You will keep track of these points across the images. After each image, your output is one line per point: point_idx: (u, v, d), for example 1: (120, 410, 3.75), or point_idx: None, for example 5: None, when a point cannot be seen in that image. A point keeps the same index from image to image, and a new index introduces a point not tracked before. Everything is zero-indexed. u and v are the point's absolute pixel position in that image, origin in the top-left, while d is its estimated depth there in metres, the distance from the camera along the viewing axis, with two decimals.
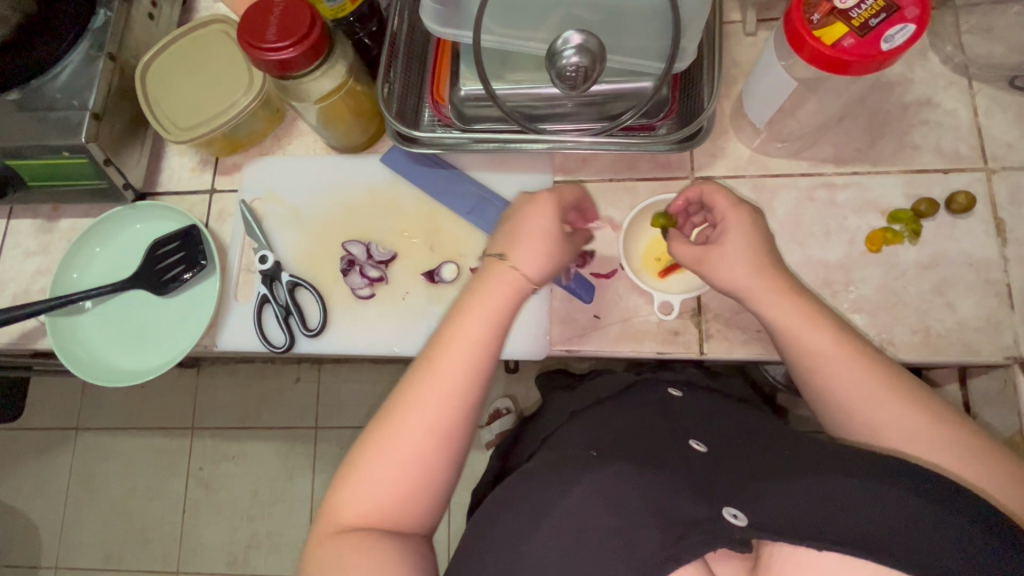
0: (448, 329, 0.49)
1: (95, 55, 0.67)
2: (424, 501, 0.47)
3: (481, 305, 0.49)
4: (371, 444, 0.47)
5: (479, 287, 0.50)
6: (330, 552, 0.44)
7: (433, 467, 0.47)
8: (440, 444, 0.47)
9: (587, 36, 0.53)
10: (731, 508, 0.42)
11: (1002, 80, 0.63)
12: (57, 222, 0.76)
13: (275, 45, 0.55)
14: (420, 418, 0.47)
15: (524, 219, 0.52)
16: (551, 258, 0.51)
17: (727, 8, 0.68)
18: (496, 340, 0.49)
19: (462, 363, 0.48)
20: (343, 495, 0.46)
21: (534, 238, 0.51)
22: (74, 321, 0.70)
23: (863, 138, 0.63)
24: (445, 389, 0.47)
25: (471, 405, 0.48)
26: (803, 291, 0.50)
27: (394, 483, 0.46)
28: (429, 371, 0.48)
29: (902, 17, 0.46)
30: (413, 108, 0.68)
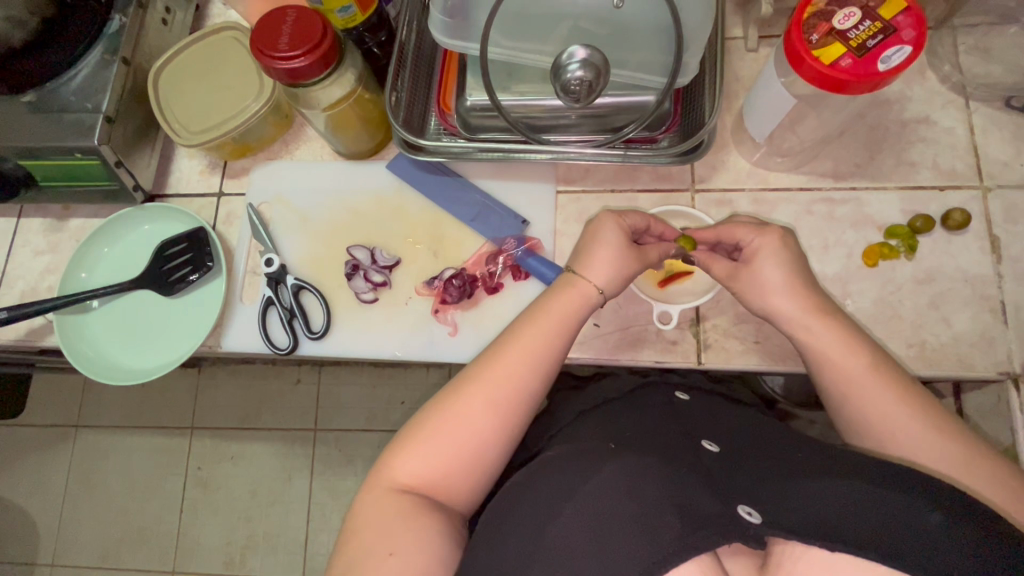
0: (525, 328, 0.53)
1: (110, 59, 0.69)
2: (473, 480, 0.50)
3: (552, 312, 0.53)
4: (438, 417, 0.50)
5: (561, 297, 0.54)
6: (378, 509, 0.48)
7: (479, 453, 0.50)
8: (490, 431, 0.50)
9: (592, 51, 0.54)
10: (745, 506, 0.43)
11: (999, 99, 0.64)
12: (67, 221, 0.77)
13: (287, 54, 0.56)
14: (486, 404, 0.50)
15: (600, 235, 0.55)
16: (622, 278, 0.55)
17: (729, 24, 0.69)
18: (558, 349, 0.53)
19: (530, 359, 0.52)
20: (401, 459, 0.50)
21: (610, 256, 0.54)
22: (81, 319, 0.71)
23: (862, 154, 0.64)
24: (513, 382, 0.51)
25: (524, 405, 0.51)
26: (820, 303, 0.52)
27: (451, 457, 0.50)
28: (483, 365, 0.52)
29: (899, 38, 0.47)
30: (419, 116, 0.69)
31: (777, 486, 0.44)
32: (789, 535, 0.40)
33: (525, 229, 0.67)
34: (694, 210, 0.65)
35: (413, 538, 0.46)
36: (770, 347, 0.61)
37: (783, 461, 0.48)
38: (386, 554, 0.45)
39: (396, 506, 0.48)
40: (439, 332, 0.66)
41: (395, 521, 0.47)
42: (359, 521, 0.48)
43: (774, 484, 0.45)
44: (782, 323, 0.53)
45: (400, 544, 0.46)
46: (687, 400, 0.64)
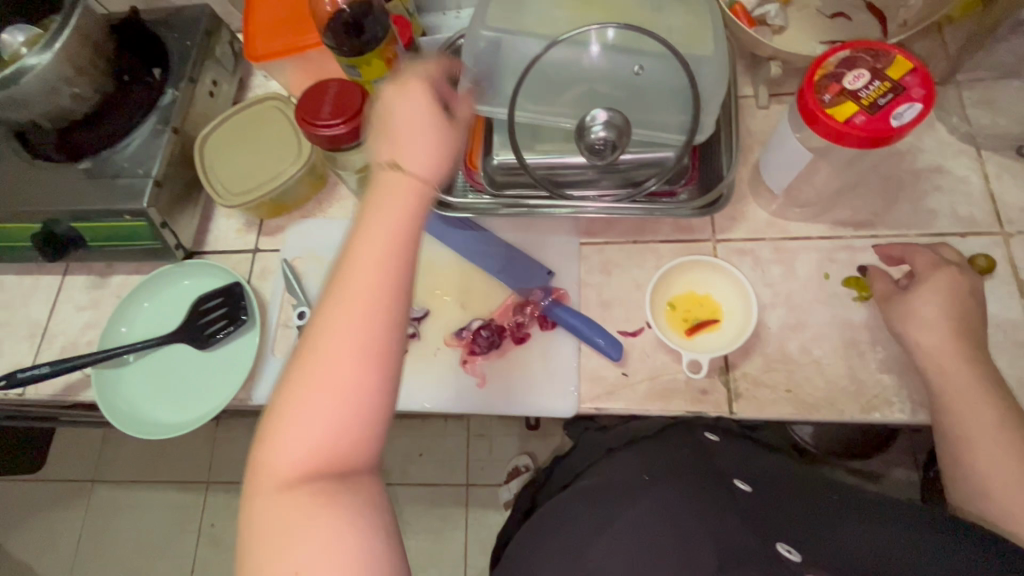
0: (360, 233, 0.43)
1: (162, 129, 0.74)
2: (364, 434, 0.40)
3: (387, 210, 0.44)
4: (298, 379, 0.40)
5: (387, 195, 0.45)
6: (271, 514, 0.38)
7: (359, 402, 0.40)
8: (363, 377, 0.40)
9: (613, 113, 0.58)
10: (785, 544, 0.45)
11: (1009, 149, 0.66)
12: (109, 278, 0.80)
13: (328, 122, 0.60)
14: (342, 345, 0.40)
15: (412, 127, 0.49)
16: (444, 155, 0.49)
17: (740, 83, 0.73)
18: (416, 213, 0.45)
19: (378, 281, 0.42)
20: (273, 442, 0.39)
21: (423, 135, 0.48)
22: (118, 373, 0.73)
23: (879, 202, 0.66)
24: (365, 306, 0.41)
25: (399, 274, 0.42)
26: (966, 331, 0.53)
27: (327, 417, 0.39)
28: (330, 298, 0.41)
29: (908, 96, 0.50)
30: (446, 174, 0.73)
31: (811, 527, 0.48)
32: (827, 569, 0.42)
33: (551, 280, 0.69)
34: (717, 258, 0.66)
35: (318, 537, 0.37)
36: (802, 395, 0.60)
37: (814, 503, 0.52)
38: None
39: (284, 506, 0.38)
40: (467, 384, 0.66)
41: (292, 522, 0.37)
42: (260, 531, 0.38)
43: (805, 522, 0.49)
44: (914, 351, 0.55)
45: (305, 551, 0.36)
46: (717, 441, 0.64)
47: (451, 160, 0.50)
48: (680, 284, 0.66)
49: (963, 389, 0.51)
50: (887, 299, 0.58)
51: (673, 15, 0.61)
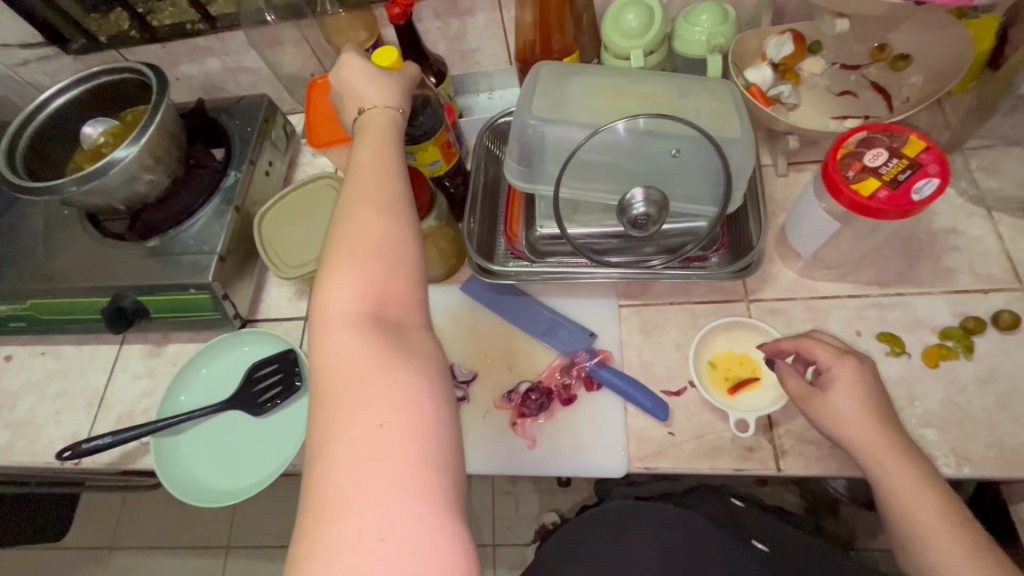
0: (366, 155, 0.51)
1: (225, 208, 0.80)
2: (406, 274, 0.47)
3: (379, 119, 0.55)
4: (335, 260, 0.46)
5: (387, 109, 0.55)
6: (345, 371, 0.42)
7: (393, 267, 0.46)
8: (391, 227, 0.47)
9: (651, 190, 0.63)
10: None
11: (1018, 210, 0.71)
12: (165, 347, 0.84)
13: None
14: (371, 214, 0.47)
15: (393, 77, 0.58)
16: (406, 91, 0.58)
17: (760, 153, 0.79)
18: (401, 155, 0.53)
19: (384, 160, 0.51)
20: (326, 312, 0.44)
21: (374, 76, 0.56)
22: (175, 441, 0.75)
23: (902, 262, 0.70)
24: (379, 175, 0.50)
25: (396, 138, 0.54)
26: (885, 424, 0.54)
27: (372, 265, 0.45)
28: (348, 202, 0.48)
29: (925, 172, 0.55)
30: (491, 243, 0.78)
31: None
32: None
33: (594, 341, 0.72)
34: (752, 319, 0.70)
35: (386, 389, 0.40)
36: (847, 451, 0.62)
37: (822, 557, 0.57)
38: (378, 423, 0.39)
39: (341, 372, 0.42)
40: (518, 445, 0.68)
41: (357, 386, 0.41)
42: (340, 389, 0.41)
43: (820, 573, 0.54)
44: (852, 449, 0.55)
45: (378, 403, 0.40)
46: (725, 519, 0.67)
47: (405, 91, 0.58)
48: (718, 344, 0.70)
49: (911, 493, 0.52)
50: (807, 398, 0.57)
51: (701, 100, 0.67)
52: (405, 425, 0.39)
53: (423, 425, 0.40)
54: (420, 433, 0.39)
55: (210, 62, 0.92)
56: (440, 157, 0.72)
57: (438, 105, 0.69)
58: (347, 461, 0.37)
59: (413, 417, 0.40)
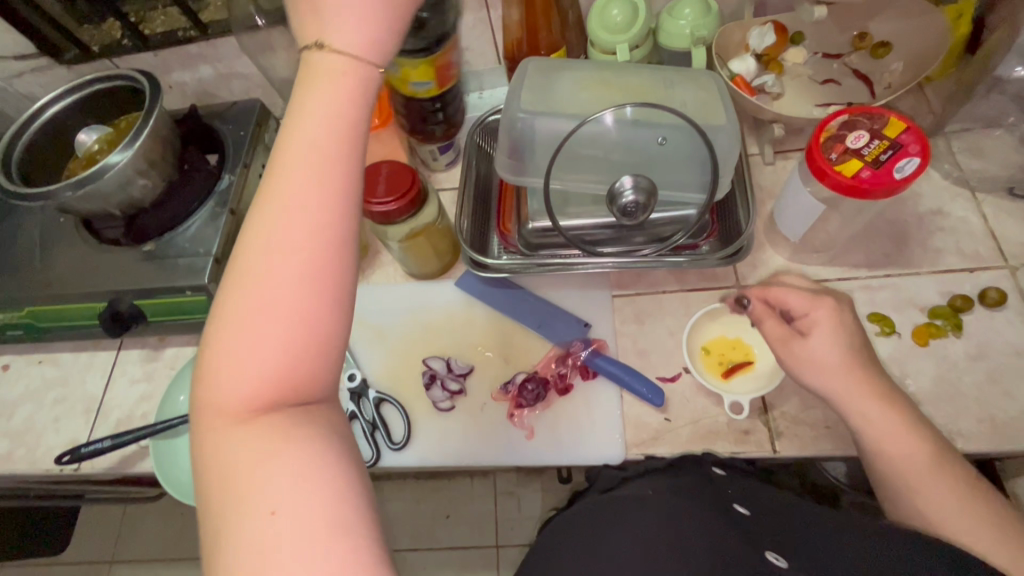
0: (282, 164, 0.40)
1: (220, 211, 0.81)
2: (312, 329, 0.37)
3: (316, 100, 0.41)
4: (226, 313, 0.37)
5: (329, 85, 0.42)
6: (229, 455, 0.36)
7: (298, 325, 0.37)
8: (308, 274, 0.38)
9: (639, 178, 0.64)
10: (773, 553, 0.46)
11: (1002, 190, 0.72)
12: (163, 351, 0.84)
13: (383, 200, 0.65)
14: (276, 255, 0.37)
15: (340, 20, 0.42)
16: (386, 30, 0.43)
17: (746, 143, 0.80)
18: (339, 153, 0.41)
19: (313, 174, 0.39)
20: (214, 380, 0.37)
21: (352, 8, 0.42)
22: (174, 443, 0.76)
23: (889, 244, 0.71)
24: (296, 196, 0.39)
25: (329, 133, 0.41)
26: (864, 367, 0.54)
27: (267, 325, 0.37)
28: (257, 235, 0.38)
29: (906, 151, 0.56)
30: (482, 239, 0.79)
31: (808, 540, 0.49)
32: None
33: (588, 332, 0.73)
34: (744, 304, 0.71)
35: (282, 475, 0.35)
36: (842, 431, 0.63)
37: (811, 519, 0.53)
38: (267, 512, 0.34)
39: (234, 452, 0.36)
40: (516, 436, 0.69)
41: (251, 468, 0.35)
42: (219, 477, 0.36)
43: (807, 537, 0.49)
44: (821, 392, 0.55)
45: (271, 487, 0.34)
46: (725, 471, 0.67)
47: (393, 31, 0.44)
48: (712, 330, 0.71)
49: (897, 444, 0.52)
50: (785, 342, 0.57)
51: (686, 90, 0.69)
52: (296, 523, 0.33)
53: (323, 525, 0.34)
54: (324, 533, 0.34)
55: (203, 69, 0.93)
56: (432, 81, 0.71)
57: (448, 25, 0.69)
58: (231, 558, 0.33)
59: (308, 514, 0.34)
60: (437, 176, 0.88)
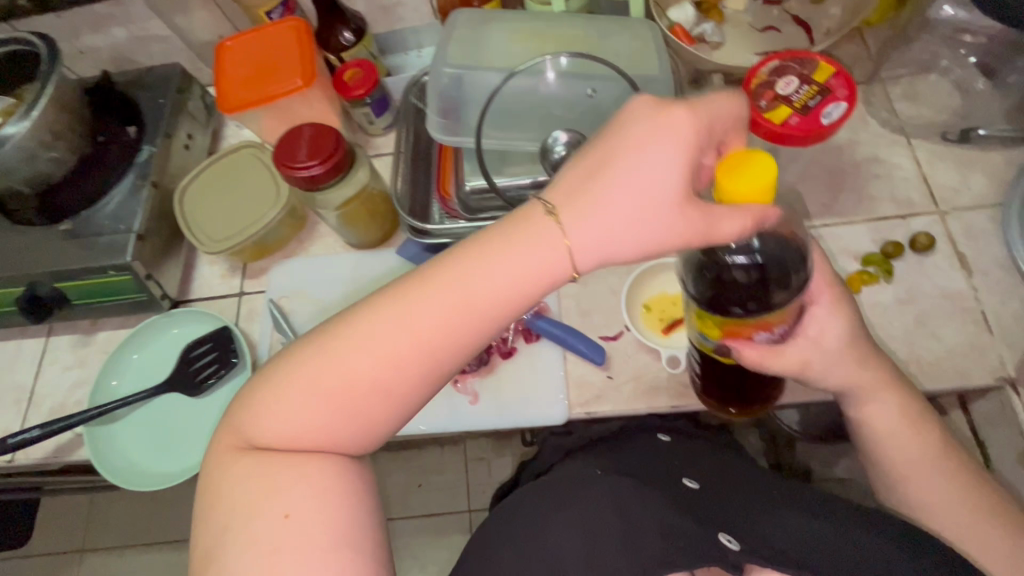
0: (450, 262, 0.41)
1: (141, 184, 0.76)
2: (369, 418, 0.41)
3: (506, 248, 0.40)
4: (290, 370, 0.41)
5: (521, 220, 0.40)
6: (248, 475, 0.41)
7: (351, 413, 0.41)
8: (404, 376, 0.41)
9: (573, 133, 0.62)
10: (727, 535, 0.46)
11: (936, 135, 0.72)
12: (96, 335, 0.81)
13: (306, 164, 0.63)
14: (364, 355, 0.40)
15: (641, 150, 0.38)
16: (654, 231, 0.38)
17: (688, 96, 0.78)
18: (472, 307, 0.40)
19: (438, 312, 0.40)
20: (265, 412, 0.41)
21: (649, 159, 0.38)
22: (110, 429, 0.73)
23: (826, 194, 0.71)
24: (406, 314, 0.40)
25: (475, 281, 0.40)
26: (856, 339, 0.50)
27: (324, 402, 0.41)
28: (375, 309, 0.41)
29: (834, 97, 0.55)
30: (422, 203, 0.78)
31: (754, 519, 0.49)
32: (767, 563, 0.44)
33: None
34: None
35: (303, 487, 0.40)
36: None
37: (759, 495, 0.53)
38: (282, 516, 0.39)
39: (268, 457, 0.41)
40: (460, 402, 0.68)
41: (274, 478, 0.40)
42: (235, 484, 0.41)
43: (752, 514, 0.50)
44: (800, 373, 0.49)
45: (290, 496, 0.40)
46: (670, 440, 0.67)
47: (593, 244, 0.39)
48: (653, 287, 0.71)
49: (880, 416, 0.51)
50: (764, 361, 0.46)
51: (619, 40, 0.67)
52: (298, 544, 0.38)
53: (330, 543, 0.39)
54: (319, 552, 0.38)
55: (115, 31, 0.86)
56: None
57: None
58: (232, 535, 0.39)
59: (309, 543, 0.39)
60: (376, 141, 0.84)
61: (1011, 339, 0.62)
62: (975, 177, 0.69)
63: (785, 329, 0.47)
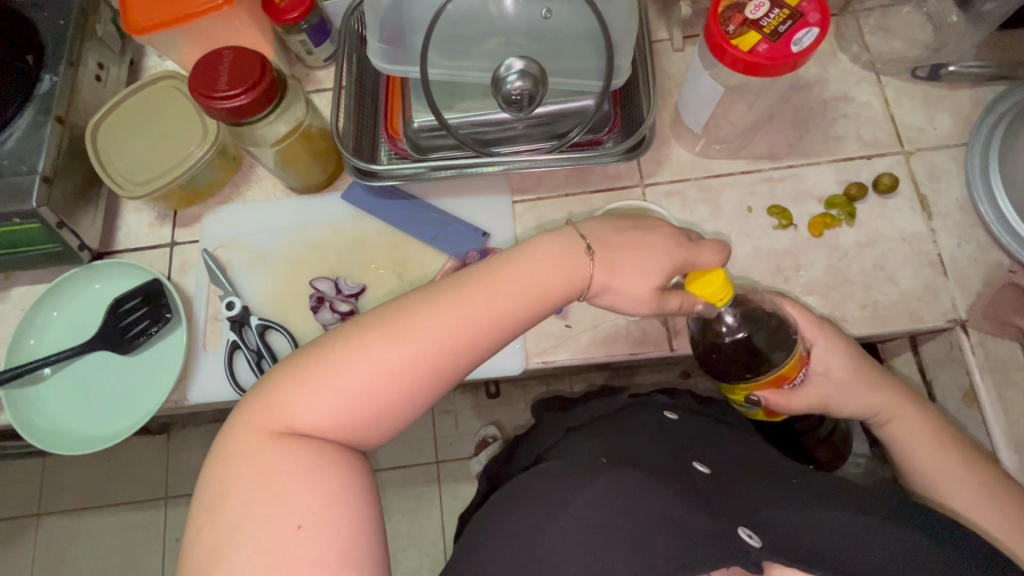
0: (497, 279, 0.46)
1: (43, 119, 0.67)
2: (393, 412, 0.43)
3: (552, 265, 0.48)
4: (329, 357, 0.42)
5: (554, 253, 0.48)
6: (265, 464, 0.40)
7: (380, 407, 0.43)
8: (437, 376, 0.44)
9: (528, 61, 0.57)
10: (746, 529, 0.43)
11: (906, 71, 0.69)
12: (9, 291, 0.73)
13: (228, 93, 0.56)
14: (408, 352, 0.43)
15: (636, 246, 0.50)
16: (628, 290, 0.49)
17: (654, 28, 0.73)
18: (508, 317, 0.46)
19: (482, 317, 0.45)
20: (298, 396, 0.42)
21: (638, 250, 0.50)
22: (33, 390, 0.67)
23: (792, 134, 0.68)
24: (452, 320, 0.44)
25: (516, 298, 0.46)
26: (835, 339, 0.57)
27: (361, 395, 0.42)
28: (419, 317, 0.44)
29: (805, 22, 0.51)
30: (368, 144, 0.69)
31: (775, 516, 0.46)
32: (789, 562, 0.41)
33: (486, 241, 0.69)
34: (645, 205, 0.68)
35: (319, 494, 0.39)
36: None
37: (781, 486, 0.50)
38: (294, 526, 0.38)
39: (293, 456, 0.40)
40: None
41: (295, 473, 0.40)
42: (251, 475, 0.39)
43: (770, 509, 0.47)
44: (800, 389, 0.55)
45: (303, 503, 0.39)
46: (675, 418, 0.63)
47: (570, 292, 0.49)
48: None
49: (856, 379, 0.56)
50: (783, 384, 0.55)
51: None
52: (317, 544, 0.38)
53: (338, 560, 0.38)
54: (330, 568, 0.37)
55: None
56: None
57: None
58: (243, 536, 0.37)
59: (330, 540, 0.38)
60: (316, 74, 0.77)
61: (965, 280, 0.62)
62: (941, 116, 0.67)
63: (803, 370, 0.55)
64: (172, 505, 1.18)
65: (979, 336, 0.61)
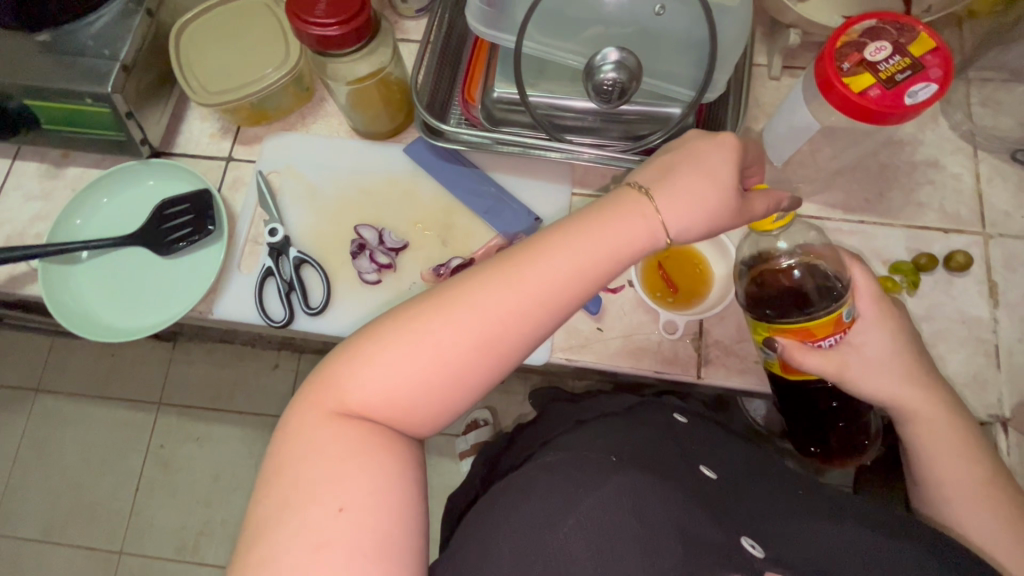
0: (554, 252, 0.42)
1: (134, 9, 0.66)
2: (445, 394, 0.42)
3: (613, 235, 0.43)
4: (383, 333, 0.41)
5: (617, 218, 0.44)
6: (323, 446, 0.40)
7: (432, 386, 0.41)
8: (491, 356, 0.42)
9: (626, 54, 0.55)
10: (749, 539, 0.44)
11: (1006, 151, 0.66)
12: (64, 169, 0.74)
13: (322, 21, 0.55)
14: (458, 328, 0.41)
15: (701, 155, 0.45)
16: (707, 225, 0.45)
17: (756, 51, 0.71)
18: (567, 291, 0.42)
19: (535, 294, 0.42)
20: (353, 377, 0.41)
21: (690, 194, 0.44)
22: (68, 270, 0.68)
23: (873, 189, 0.66)
24: (509, 299, 0.42)
25: (577, 276, 0.43)
26: None
27: (412, 374, 0.41)
28: (468, 294, 0.42)
29: (925, 76, 0.48)
30: (442, 103, 0.68)
31: (781, 525, 0.46)
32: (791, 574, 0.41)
33: (537, 227, 0.68)
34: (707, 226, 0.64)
35: (366, 481, 0.39)
36: None
37: (782, 502, 0.49)
38: (337, 509, 0.38)
39: (344, 437, 0.40)
40: None
41: (349, 454, 0.40)
42: (306, 453, 0.40)
43: (776, 520, 0.46)
44: None
45: (351, 488, 0.39)
46: (687, 423, 0.62)
47: (623, 253, 0.44)
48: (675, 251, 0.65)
49: None
50: None
51: None
52: (361, 520, 0.38)
53: (375, 550, 0.38)
54: (367, 561, 0.37)
55: None
56: None
57: None
58: (292, 513, 0.38)
59: (377, 516, 0.38)
60: (405, 24, 0.76)
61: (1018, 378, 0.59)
62: None
63: (839, 336, 0.48)
64: (164, 410, 1.20)
65: (1019, 438, 0.58)
